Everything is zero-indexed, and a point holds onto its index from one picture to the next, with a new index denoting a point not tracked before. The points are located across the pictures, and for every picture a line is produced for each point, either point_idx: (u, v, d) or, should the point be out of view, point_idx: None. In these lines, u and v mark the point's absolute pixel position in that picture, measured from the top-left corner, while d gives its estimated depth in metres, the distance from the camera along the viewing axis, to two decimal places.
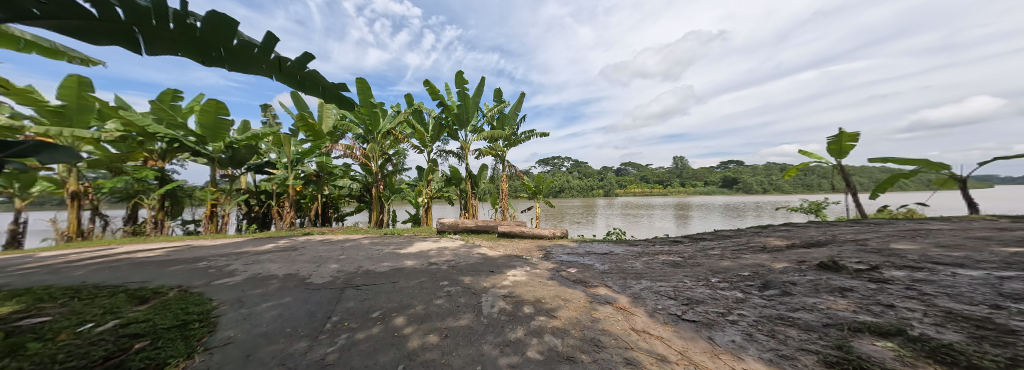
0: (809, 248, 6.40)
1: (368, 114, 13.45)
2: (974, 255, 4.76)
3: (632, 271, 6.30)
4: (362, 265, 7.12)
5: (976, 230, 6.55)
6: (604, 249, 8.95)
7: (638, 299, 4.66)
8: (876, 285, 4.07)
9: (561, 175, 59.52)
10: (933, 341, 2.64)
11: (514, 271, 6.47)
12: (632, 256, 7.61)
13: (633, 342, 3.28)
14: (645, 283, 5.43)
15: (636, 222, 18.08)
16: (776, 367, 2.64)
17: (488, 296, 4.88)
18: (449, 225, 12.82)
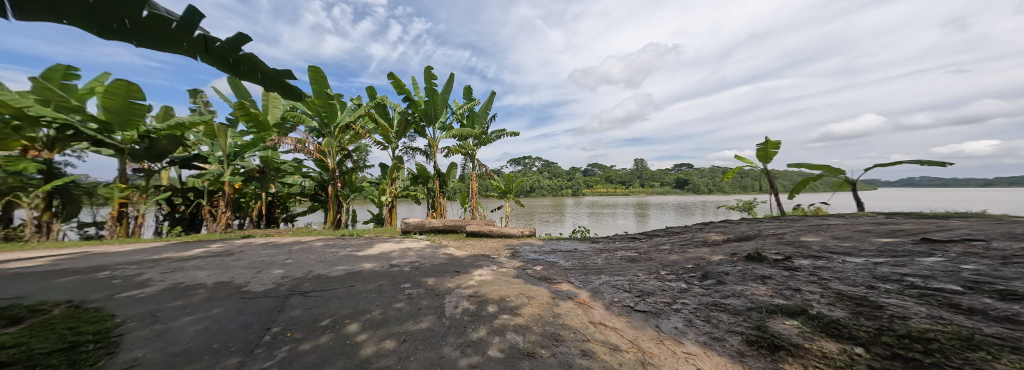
0: (740, 242, 7.21)
1: (323, 106, 12.20)
2: (860, 244, 5.72)
3: (594, 267, 6.51)
4: (311, 269, 6.49)
5: (864, 224, 7.91)
6: (568, 246, 9.17)
7: (598, 293, 4.80)
8: (789, 272, 4.66)
9: (529, 175, 60.33)
10: (826, 318, 3.08)
11: (479, 271, 6.34)
12: (595, 253, 7.88)
13: (590, 334, 3.35)
14: (605, 277, 5.64)
15: (598, 220, 18.86)
16: (709, 349, 2.88)
17: (452, 297, 4.72)
18: (415, 225, 12.22)
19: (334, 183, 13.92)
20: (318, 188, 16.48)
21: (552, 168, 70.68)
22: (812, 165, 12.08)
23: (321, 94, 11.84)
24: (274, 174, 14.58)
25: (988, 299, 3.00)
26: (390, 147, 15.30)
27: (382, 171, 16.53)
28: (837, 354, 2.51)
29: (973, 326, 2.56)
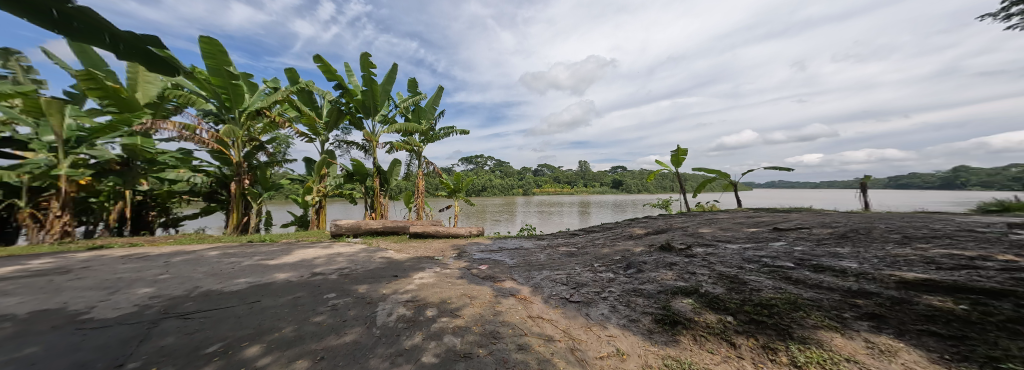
0: (655, 235, 7.98)
1: (223, 86, 9.71)
2: (734, 233, 6.99)
3: (537, 262, 6.13)
4: (195, 282, 4.65)
5: (739, 217, 9.79)
6: (515, 244, 8.72)
7: (536, 289, 4.43)
8: (687, 257, 5.17)
9: (479, 175, 59.13)
10: (709, 294, 3.51)
11: (421, 273, 5.36)
12: (539, 249, 7.58)
13: (527, 328, 3.03)
14: (543, 272, 5.28)
15: (541, 217, 19.02)
16: (628, 331, 2.94)
17: (387, 304, 3.68)
18: (350, 227, 10.60)
19: (240, 180, 11.09)
20: (218, 186, 13.06)
21: (495, 167, 70.40)
22: (709, 169, 14.23)
23: (218, 73, 9.33)
24: (145, 168, 10.96)
25: (805, 272, 3.91)
26: (318, 140, 13.01)
27: (308, 168, 13.96)
28: (715, 323, 2.88)
29: (798, 292, 3.27)
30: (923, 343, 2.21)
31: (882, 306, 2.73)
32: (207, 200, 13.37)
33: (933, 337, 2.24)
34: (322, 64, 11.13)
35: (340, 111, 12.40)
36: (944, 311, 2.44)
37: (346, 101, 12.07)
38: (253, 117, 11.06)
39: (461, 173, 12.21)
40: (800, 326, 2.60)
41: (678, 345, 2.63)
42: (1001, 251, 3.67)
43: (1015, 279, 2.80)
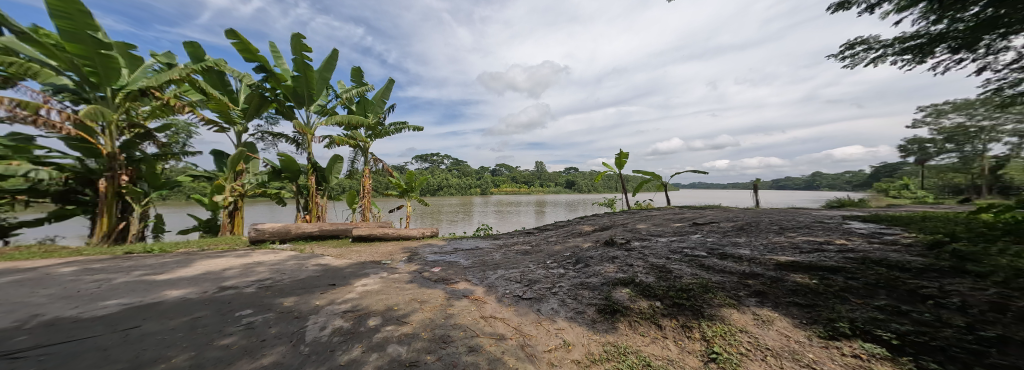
0: (602, 231, 8.54)
1: (85, 56, 7.60)
2: (669, 229, 7.81)
3: (492, 262, 6.12)
4: (35, 308, 3.62)
5: (675, 214, 10.98)
6: (470, 244, 8.57)
7: (491, 289, 4.41)
8: (627, 251, 5.65)
9: (433, 174, 56.79)
10: (642, 282, 3.89)
11: (364, 280, 4.98)
12: (495, 249, 7.57)
13: (480, 328, 3.03)
14: (499, 272, 5.29)
15: (497, 216, 18.99)
16: (576, 323, 3.10)
17: (319, 317, 3.35)
18: (276, 232, 9.26)
19: (115, 177, 9.00)
20: (77, 183, 10.02)
21: (449, 166, 68.51)
22: (645, 172, 15.72)
23: (77, 37, 7.30)
24: None
25: (716, 259, 4.59)
26: (233, 129, 11.17)
27: (218, 163, 11.84)
28: (647, 309, 3.20)
29: (710, 277, 3.83)
30: (792, 313, 2.77)
31: (768, 284, 3.35)
32: (59, 201, 9.96)
33: (798, 307, 2.83)
34: (238, 41, 9.52)
35: (263, 97, 10.78)
36: (808, 287, 3.09)
37: (271, 85, 10.54)
38: (135, 98, 9.02)
39: (414, 172, 11.55)
40: (711, 306, 3.05)
41: (615, 331, 2.88)
42: (851, 236, 4.75)
43: (849, 258, 3.68)
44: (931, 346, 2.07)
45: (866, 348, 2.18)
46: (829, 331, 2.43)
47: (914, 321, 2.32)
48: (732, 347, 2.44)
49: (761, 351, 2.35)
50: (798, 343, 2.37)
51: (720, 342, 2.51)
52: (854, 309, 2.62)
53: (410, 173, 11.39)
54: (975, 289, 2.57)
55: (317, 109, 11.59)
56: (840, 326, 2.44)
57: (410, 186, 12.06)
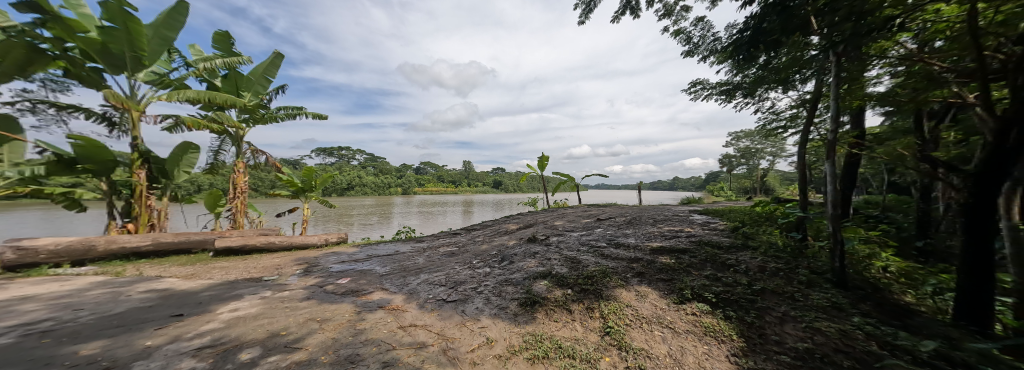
0: (525, 229, 9.04)
1: None
2: (580, 224, 8.79)
3: (413, 267, 5.86)
4: None
5: (585, 211, 12.40)
6: (387, 250, 7.95)
7: (412, 295, 4.27)
8: (547, 246, 6.16)
9: (344, 171, 50.22)
10: (556, 272, 4.28)
11: (235, 305, 4.09)
12: (417, 253, 7.24)
13: (397, 340, 2.92)
14: (423, 276, 5.14)
15: (419, 218, 18.01)
16: (499, 319, 3.25)
17: (154, 361, 2.61)
18: (67, 251, 6.49)
19: None
20: None
21: (364, 162, 61.57)
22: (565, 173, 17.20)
23: None
24: None
25: (614, 248, 5.44)
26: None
27: None
28: (560, 297, 3.55)
29: (609, 264, 4.50)
30: (661, 287, 3.55)
31: (646, 266, 4.17)
32: None
33: (665, 283, 3.61)
34: None
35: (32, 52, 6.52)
36: (670, 265, 4.01)
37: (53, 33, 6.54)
38: None
39: (314, 167, 10.04)
40: (607, 288, 3.63)
41: (534, 321, 3.14)
42: (698, 225, 6.28)
43: (696, 241, 4.89)
44: (737, 303, 2.98)
45: (702, 307, 2.98)
46: (681, 298, 3.22)
47: (727, 284, 3.31)
48: (621, 320, 2.96)
49: (641, 321, 2.93)
50: (664, 311, 3.05)
51: (613, 317, 3.02)
52: (697, 279, 3.52)
53: (311, 170, 9.91)
54: (758, 260, 3.81)
55: (149, 78, 8.10)
56: (686, 293, 3.26)
57: (309, 185, 10.36)
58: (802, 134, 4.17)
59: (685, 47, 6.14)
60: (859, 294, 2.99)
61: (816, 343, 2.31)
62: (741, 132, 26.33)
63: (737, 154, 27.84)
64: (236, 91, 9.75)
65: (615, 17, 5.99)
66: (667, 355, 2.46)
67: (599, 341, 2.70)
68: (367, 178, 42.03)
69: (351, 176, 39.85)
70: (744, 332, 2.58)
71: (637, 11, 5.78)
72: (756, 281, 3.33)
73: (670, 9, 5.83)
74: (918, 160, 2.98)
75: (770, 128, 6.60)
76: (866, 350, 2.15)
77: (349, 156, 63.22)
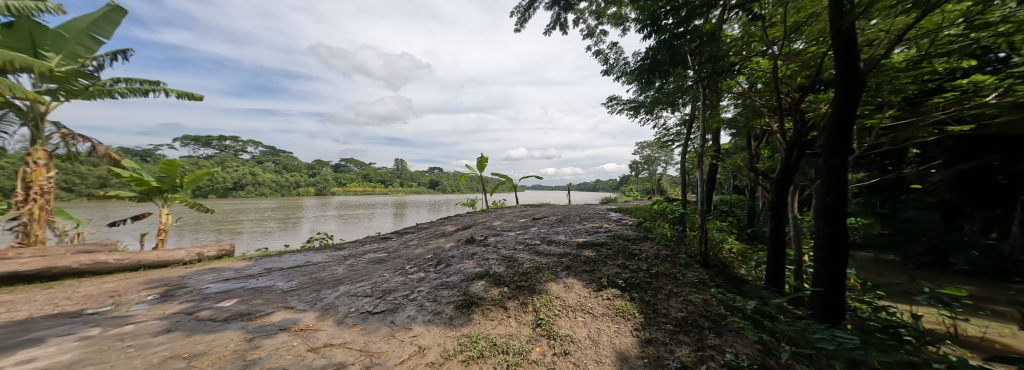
0: (463, 231, 8.96)
1: None
2: (515, 224, 9.12)
3: (330, 279, 5.26)
4: None
5: (519, 212, 12.82)
6: (294, 261, 6.86)
7: (331, 310, 3.87)
8: (485, 246, 6.24)
9: (236, 166, 41.47)
10: (492, 272, 4.37)
11: (30, 352, 2.91)
12: (335, 262, 6.48)
13: (306, 365, 2.61)
14: (343, 288, 4.68)
15: (336, 223, 15.99)
16: (432, 325, 3.18)
17: None
18: None
19: None
20: None
21: (266, 157, 52.03)
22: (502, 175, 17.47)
23: None
24: None
25: (547, 245, 5.81)
26: None
27: None
28: (494, 295, 3.64)
29: (543, 260, 4.80)
30: (584, 277, 3.96)
31: (573, 259, 4.59)
32: None
33: (588, 274, 4.03)
34: None
35: None
36: (593, 257, 4.51)
37: None
38: None
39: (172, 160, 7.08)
40: (540, 282, 3.88)
41: (470, 322, 3.15)
42: (614, 221, 7.13)
43: (614, 236, 5.57)
44: (640, 286, 3.56)
45: (615, 292, 3.46)
46: (599, 285, 3.66)
47: (633, 271, 3.92)
48: (550, 311, 3.20)
49: (567, 310, 3.24)
50: (587, 300, 3.41)
51: (544, 310, 3.24)
52: (612, 268, 4.04)
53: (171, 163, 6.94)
54: (656, 249, 4.59)
55: None
56: (604, 281, 3.72)
57: (170, 184, 7.51)
58: (683, 147, 5.08)
59: (604, 66, 6.92)
60: (715, 271, 3.92)
61: (691, 312, 2.98)
62: (646, 141, 30.50)
63: (642, 161, 32.23)
64: (33, 50, 6.02)
65: (548, 30, 6.37)
66: (587, 337, 2.78)
67: (531, 334, 2.88)
68: (266, 177, 34.79)
69: (243, 173, 32.45)
70: (643, 310, 3.11)
71: (565, 28, 6.31)
72: (653, 266, 4.01)
73: (592, 32, 6.53)
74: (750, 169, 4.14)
75: (664, 141, 7.96)
76: (717, 315, 2.92)
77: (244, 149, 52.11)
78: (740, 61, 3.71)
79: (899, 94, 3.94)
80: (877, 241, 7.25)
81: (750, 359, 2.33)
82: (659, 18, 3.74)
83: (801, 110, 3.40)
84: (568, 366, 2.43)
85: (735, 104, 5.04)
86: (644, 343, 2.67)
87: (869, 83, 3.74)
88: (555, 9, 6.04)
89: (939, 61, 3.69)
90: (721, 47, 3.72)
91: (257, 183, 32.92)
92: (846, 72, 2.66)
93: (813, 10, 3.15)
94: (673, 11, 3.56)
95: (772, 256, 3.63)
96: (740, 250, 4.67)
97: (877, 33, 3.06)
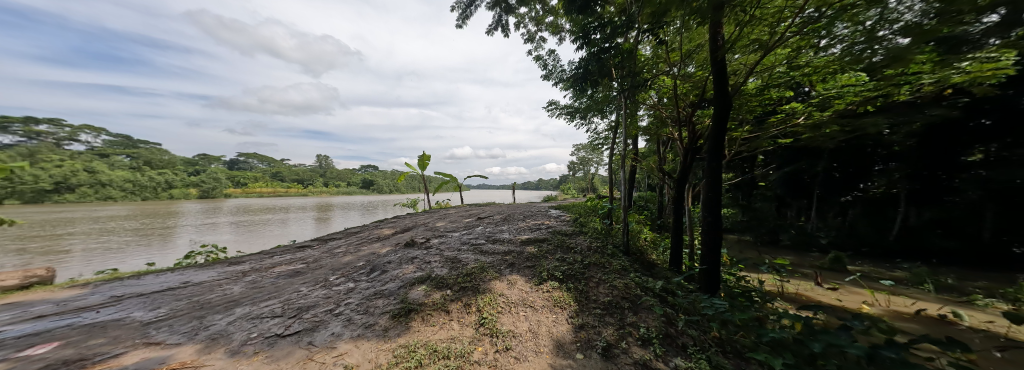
0: (400, 234, 8.52)
1: None
2: (455, 225, 9.01)
3: (220, 301, 4.21)
4: None
5: (459, 212, 12.62)
6: (163, 283, 5.22)
7: (223, 339, 3.09)
8: (426, 249, 6.00)
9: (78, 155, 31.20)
10: (433, 276, 4.22)
11: None
12: (228, 280, 5.27)
13: None
14: (239, 311, 3.78)
15: (234, 226, 13.00)
16: (364, 340, 2.88)
17: None
18: None
19: None
20: None
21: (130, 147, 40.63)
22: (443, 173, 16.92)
23: None
24: None
25: (491, 244, 5.90)
26: None
27: None
28: (435, 300, 3.51)
29: (486, 259, 4.84)
30: (527, 273, 4.13)
31: (516, 257, 4.74)
32: None
33: (529, 270, 4.22)
34: None
35: None
36: (534, 253, 4.74)
37: None
38: None
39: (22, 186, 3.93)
40: (484, 282, 3.91)
41: (408, 331, 2.97)
42: (554, 218, 7.60)
43: (553, 231, 5.93)
44: (575, 277, 3.86)
45: (554, 284, 3.70)
46: (540, 279, 3.86)
47: (569, 263, 4.24)
48: (493, 310, 3.26)
49: (510, 306, 3.34)
50: (528, 295, 3.56)
51: (487, 309, 3.28)
52: (552, 262, 4.31)
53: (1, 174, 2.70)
54: (588, 242, 5.05)
55: None
56: (544, 275, 3.95)
57: None
58: (610, 150, 5.62)
59: (543, 71, 7.27)
60: (633, 258, 4.48)
61: (615, 296, 3.37)
62: (582, 143, 32.71)
63: (576, 162, 34.63)
64: None
65: (490, 29, 6.42)
66: (528, 331, 2.91)
67: (473, 334, 2.89)
68: (115, 172, 23.83)
69: (70, 168, 20.98)
70: (577, 298, 3.40)
71: (507, 31, 6.46)
72: (586, 257, 4.40)
73: (532, 37, 6.80)
74: (660, 170, 4.86)
75: (594, 144, 8.70)
76: (635, 296, 3.37)
77: (81, 133, 37.44)
78: (652, 77, 4.39)
79: (751, 113, 5.11)
80: (738, 225, 11.38)
81: (658, 330, 2.76)
82: (590, 31, 4.18)
83: (693, 123, 4.11)
84: (510, 360, 2.52)
85: (649, 116, 5.80)
86: (577, 328, 2.92)
87: (736, 103, 4.76)
88: (496, 11, 6.15)
89: (775, 90, 4.86)
90: (636, 64, 4.30)
91: (99, 183, 21.28)
92: (721, 95, 3.36)
93: (699, 42, 3.92)
94: (601, 28, 4.05)
95: (674, 243, 4.29)
96: (651, 238, 5.49)
97: (738, 64, 4.01)
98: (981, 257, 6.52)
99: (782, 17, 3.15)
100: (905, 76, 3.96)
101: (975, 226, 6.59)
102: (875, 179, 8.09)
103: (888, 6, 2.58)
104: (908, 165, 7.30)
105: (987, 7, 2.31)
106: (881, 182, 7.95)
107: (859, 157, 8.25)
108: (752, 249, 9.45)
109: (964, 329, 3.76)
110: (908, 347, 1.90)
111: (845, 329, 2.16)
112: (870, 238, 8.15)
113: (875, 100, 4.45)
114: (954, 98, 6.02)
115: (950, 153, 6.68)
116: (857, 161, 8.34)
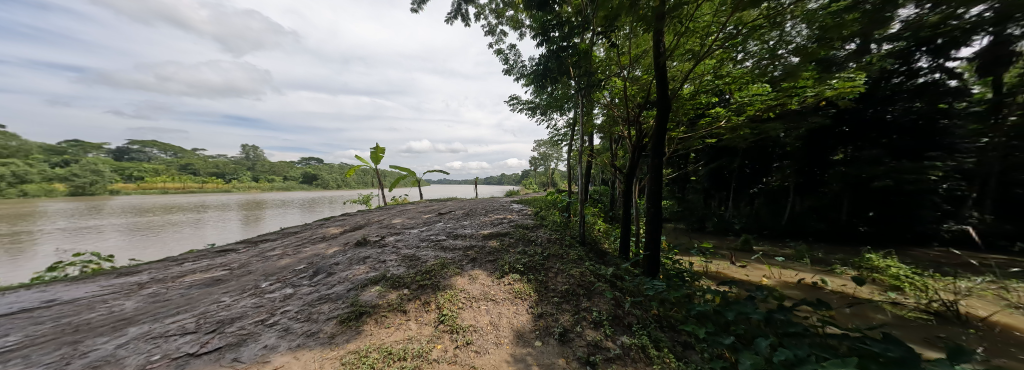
0: (353, 231, 8.02)
1: None
2: (414, 221, 8.69)
3: (104, 321, 3.55)
4: None
5: (416, 209, 12.12)
6: (14, 304, 4.22)
7: (110, 365, 2.64)
8: (381, 248, 5.71)
9: None
10: (387, 276, 4.03)
11: None
12: (120, 295, 4.46)
13: None
14: (133, 330, 3.26)
15: (125, 231, 10.69)
16: (304, 349, 2.68)
17: None
18: None
19: None
20: None
21: None
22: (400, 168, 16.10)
23: None
24: None
25: (452, 239, 5.82)
26: None
27: None
28: (390, 302, 3.36)
29: (448, 255, 4.76)
30: (489, 267, 4.17)
31: (478, 251, 4.75)
32: None
33: (490, 264, 4.27)
34: None
35: None
36: (496, 247, 4.80)
37: None
38: None
39: None
40: (444, 278, 3.86)
41: (360, 335, 2.83)
42: (515, 212, 7.75)
43: (513, 225, 6.03)
44: (536, 268, 4.01)
45: (516, 276, 3.80)
46: (501, 273, 3.93)
47: (528, 255, 4.38)
48: (454, 306, 3.24)
49: (472, 301, 3.35)
50: (491, 289, 3.58)
51: (446, 306, 3.24)
52: (513, 255, 4.42)
53: None
54: (548, 234, 5.29)
55: None
56: (507, 268, 4.01)
57: None
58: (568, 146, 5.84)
59: (504, 65, 7.26)
60: (588, 247, 4.78)
61: (572, 284, 3.57)
62: (543, 139, 33.22)
63: (536, 157, 35.28)
64: None
65: (449, 16, 6.23)
66: (489, 323, 2.97)
67: (432, 332, 2.84)
68: None
69: None
70: (537, 288, 3.55)
71: (466, 20, 6.32)
72: (545, 249, 4.58)
73: (493, 30, 6.75)
74: (612, 165, 5.19)
75: (554, 141, 8.94)
76: (589, 283, 3.60)
77: None
78: (605, 77, 4.67)
79: (685, 115, 5.72)
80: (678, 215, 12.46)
81: (608, 313, 2.99)
82: (548, 29, 4.34)
83: (640, 122, 4.40)
84: (471, 355, 2.54)
85: (603, 113, 6.10)
86: (536, 317, 3.04)
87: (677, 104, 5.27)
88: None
89: (703, 96, 5.46)
90: (591, 65, 4.51)
91: None
92: (662, 99, 3.69)
93: (643, 48, 4.25)
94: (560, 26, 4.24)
95: (623, 232, 4.63)
96: (604, 229, 5.89)
97: (675, 71, 4.43)
98: (840, 236, 8.11)
99: (709, 31, 3.54)
100: (795, 89, 4.65)
101: (836, 211, 8.25)
102: (774, 174, 9.63)
103: (784, 30, 3.07)
104: (795, 163, 8.74)
105: (850, 37, 2.80)
106: (777, 177, 9.49)
107: (764, 156, 9.72)
108: (686, 236, 10.54)
109: (833, 292, 4.71)
110: (792, 308, 2.34)
111: (751, 299, 2.58)
112: (769, 223, 9.68)
113: (776, 109, 5.19)
114: (826, 109, 7.59)
115: (825, 153, 8.26)
116: (762, 159, 9.80)
